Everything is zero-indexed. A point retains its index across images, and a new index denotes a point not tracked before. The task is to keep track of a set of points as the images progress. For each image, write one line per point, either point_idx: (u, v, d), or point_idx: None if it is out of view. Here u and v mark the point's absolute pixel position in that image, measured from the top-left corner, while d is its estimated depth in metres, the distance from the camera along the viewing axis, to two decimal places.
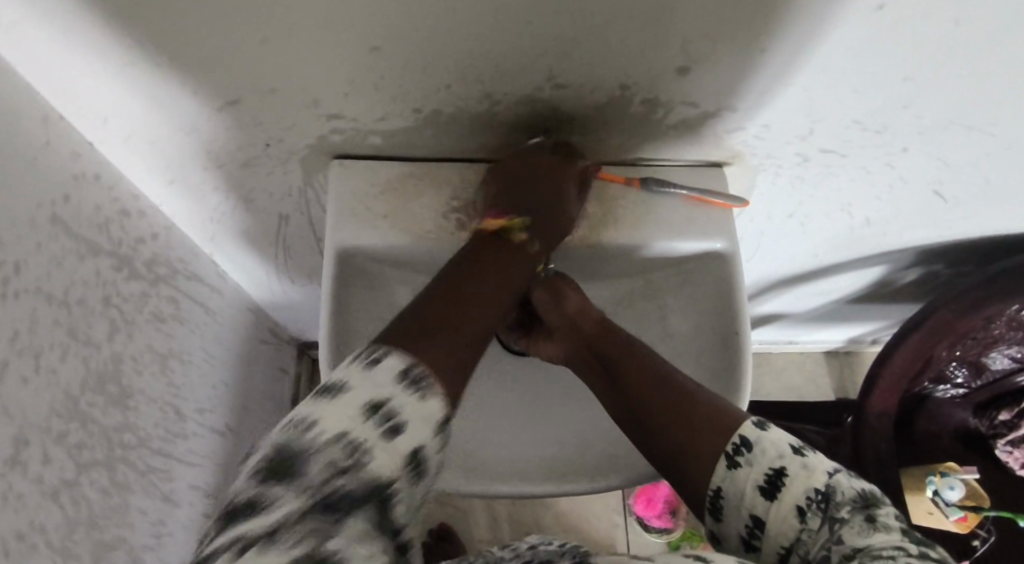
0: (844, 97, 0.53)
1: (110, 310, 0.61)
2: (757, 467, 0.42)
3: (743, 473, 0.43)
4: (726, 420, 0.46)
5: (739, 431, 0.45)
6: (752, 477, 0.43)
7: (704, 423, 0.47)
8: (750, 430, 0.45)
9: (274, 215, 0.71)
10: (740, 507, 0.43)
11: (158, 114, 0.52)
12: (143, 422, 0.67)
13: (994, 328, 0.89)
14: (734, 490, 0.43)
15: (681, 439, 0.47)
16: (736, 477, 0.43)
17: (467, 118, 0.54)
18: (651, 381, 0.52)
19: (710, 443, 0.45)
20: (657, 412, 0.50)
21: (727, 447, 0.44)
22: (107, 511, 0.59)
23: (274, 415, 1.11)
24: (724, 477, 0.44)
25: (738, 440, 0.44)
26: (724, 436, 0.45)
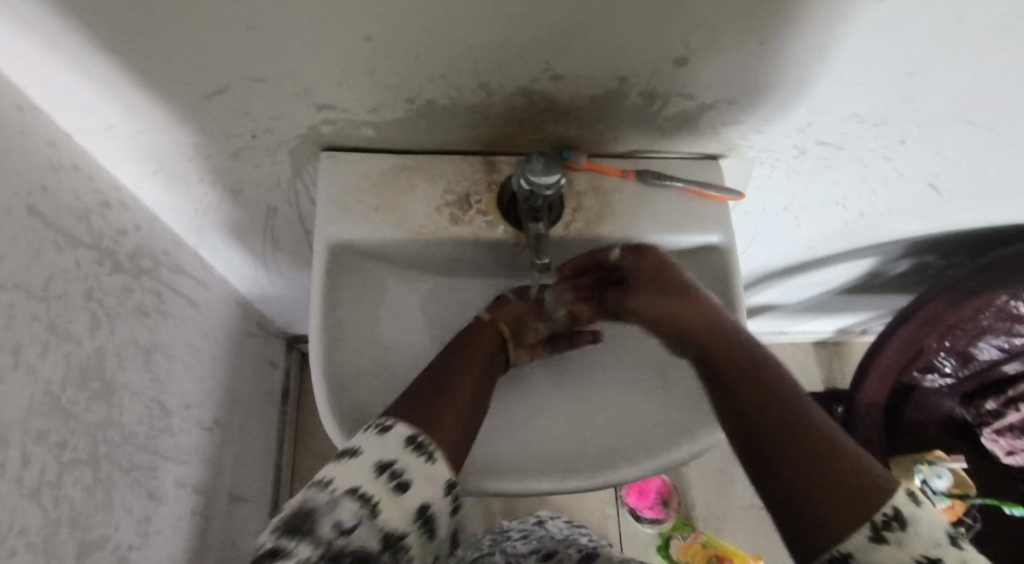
0: (843, 90, 0.52)
1: (92, 304, 0.59)
2: (911, 551, 0.36)
3: (890, 550, 0.36)
4: (874, 486, 0.38)
5: (892, 502, 0.37)
6: (899, 558, 0.36)
7: (848, 479, 0.39)
8: (905, 504, 0.37)
9: (263, 208, 0.69)
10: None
11: (140, 104, 0.50)
12: (127, 418, 0.65)
13: (983, 319, 0.89)
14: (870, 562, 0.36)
15: (812, 476, 0.40)
16: (878, 552, 0.36)
17: (461, 109, 0.53)
18: (774, 416, 0.43)
19: (850, 504, 0.38)
20: (785, 442, 0.42)
21: (876, 514, 0.37)
22: (90, 510, 0.58)
23: (262, 409, 1.10)
24: (860, 544, 0.36)
25: (891, 512, 0.37)
26: (869, 501, 0.37)
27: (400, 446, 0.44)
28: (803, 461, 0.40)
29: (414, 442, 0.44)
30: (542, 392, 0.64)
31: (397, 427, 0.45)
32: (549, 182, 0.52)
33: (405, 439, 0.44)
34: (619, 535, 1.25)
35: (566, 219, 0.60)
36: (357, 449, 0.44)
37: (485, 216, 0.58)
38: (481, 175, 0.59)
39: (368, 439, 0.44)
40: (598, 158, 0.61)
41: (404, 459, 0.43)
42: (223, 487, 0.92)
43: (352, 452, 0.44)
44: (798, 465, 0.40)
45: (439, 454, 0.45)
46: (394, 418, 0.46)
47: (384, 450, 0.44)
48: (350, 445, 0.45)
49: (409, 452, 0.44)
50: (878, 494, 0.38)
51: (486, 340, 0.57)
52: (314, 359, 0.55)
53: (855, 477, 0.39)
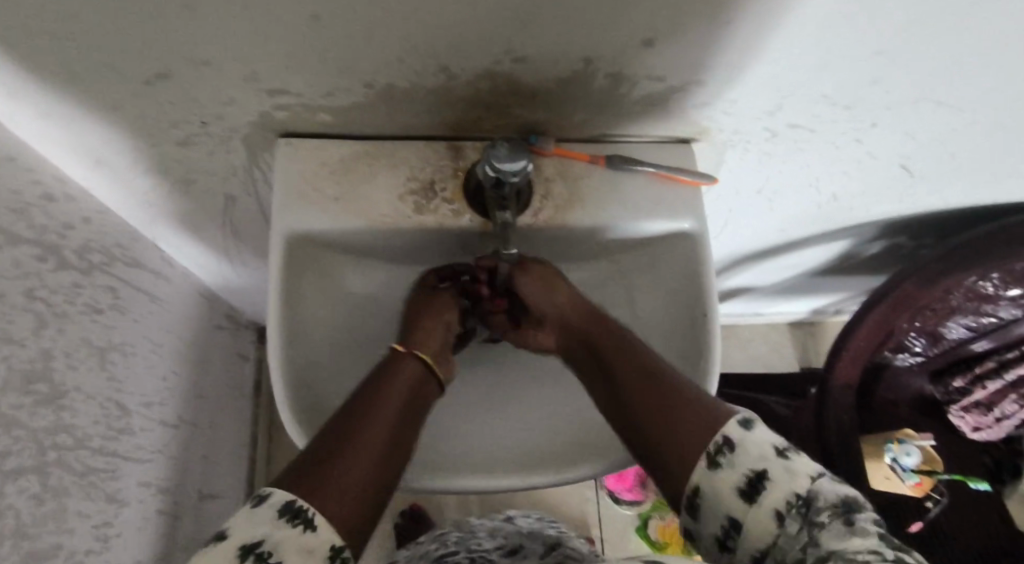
0: (813, 71, 0.51)
1: (35, 304, 0.56)
2: (739, 469, 0.40)
3: (722, 476, 0.40)
4: (712, 415, 0.44)
5: (722, 431, 0.42)
6: (731, 479, 0.40)
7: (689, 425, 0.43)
8: (733, 429, 0.42)
9: (220, 197, 0.66)
10: (715, 507, 0.41)
11: (75, 91, 0.47)
12: (80, 420, 0.62)
13: (952, 299, 0.89)
14: (711, 490, 0.41)
15: (662, 423, 0.45)
16: (716, 481, 0.41)
17: (422, 92, 0.50)
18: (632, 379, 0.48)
19: (697, 439, 0.42)
20: (643, 400, 0.47)
21: (711, 446, 0.42)
22: (40, 518, 0.55)
23: (232, 402, 1.07)
24: (705, 476, 0.41)
25: (721, 440, 0.42)
26: (710, 432, 0.42)
27: (273, 519, 0.35)
28: (659, 413, 0.45)
29: (291, 510, 0.36)
30: (512, 384, 0.63)
31: (275, 493, 0.36)
32: (516, 168, 0.50)
33: (279, 509, 0.36)
34: (597, 518, 1.26)
35: (535, 206, 0.58)
36: (224, 530, 0.35)
37: (451, 204, 0.56)
38: (446, 161, 0.57)
39: (237, 515, 0.36)
40: (567, 143, 0.59)
41: (276, 535, 0.34)
42: (191, 485, 0.90)
43: (218, 536, 0.35)
44: (656, 416, 0.45)
45: (322, 517, 0.36)
46: (274, 486, 0.37)
47: (253, 528, 0.35)
48: (215, 529, 0.36)
49: (283, 523, 0.35)
50: (714, 423, 0.43)
51: (406, 376, 0.49)
52: (272, 356, 0.52)
53: (698, 413, 0.44)
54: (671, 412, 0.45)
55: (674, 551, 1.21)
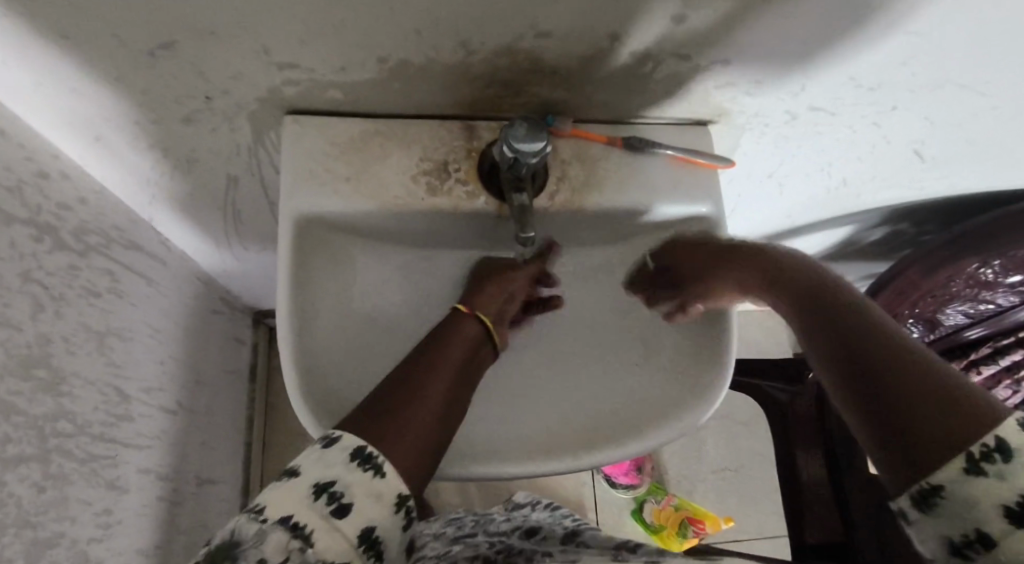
0: (840, 50, 0.49)
1: (31, 286, 0.54)
2: (1015, 485, 0.30)
3: (981, 486, 0.31)
4: (975, 402, 0.34)
5: (994, 428, 0.32)
6: (998, 494, 0.31)
7: (947, 403, 0.34)
8: (1012, 433, 0.31)
9: (222, 177, 0.64)
10: (960, 512, 0.32)
11: (73, 62, 0.45)
12: (80, 407, 0.61)
13: (953, 286, 0.85)
14: (960, 495, 0.32)
15: (915, 400, 0.35)
16: (970, 486, 0.31)
17: (438, 69, 0.48)
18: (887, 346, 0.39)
19: (941, 427, 0.33)
20: (880, 364, 0.38)
21: (968, 445, 0.32)
22: (42, 507, 0.54)
23: (229, 388, 1.05)
24: (952, 477, 0.32)
25: (994, 443, 0.31)
26: (965, 421, 0.33)
27: (342, 462, 0.37)
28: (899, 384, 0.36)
29: (360, 456, 0.37)
30: (523, 370, 0.62)
31: (344, 439, 0.38)
32: (535, 149, 0.48)
33: (348, 453, 0.37)
34: (595, 502, 1.26)
35: (551, 189, 0.56)
36: (296, 467, 0.37)
37: (466, 185, 0.55)
38: (460, 141, 0.55)
39: (310, 455, 0.37)
40: (583, 124, 0.58)
41: (345, 477, 0.36)
42: (191, 470, 0.88)
43: (291, 473, 0.37)
44: (894, 385, 0.36)
45: (389, 468, 0.38)
46: (342, 430, 0.39)
47: (324, 468, 0.36)
48: (291, 463, 0.38)
49: (354, 468, 0.37)
50: (978, 414, 0.33)
51: (466, 333, 0.50)
52: (284, 342, 0.51)
53: (955, 397, 0.34)
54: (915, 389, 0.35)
55: (671, 535, 1.22)
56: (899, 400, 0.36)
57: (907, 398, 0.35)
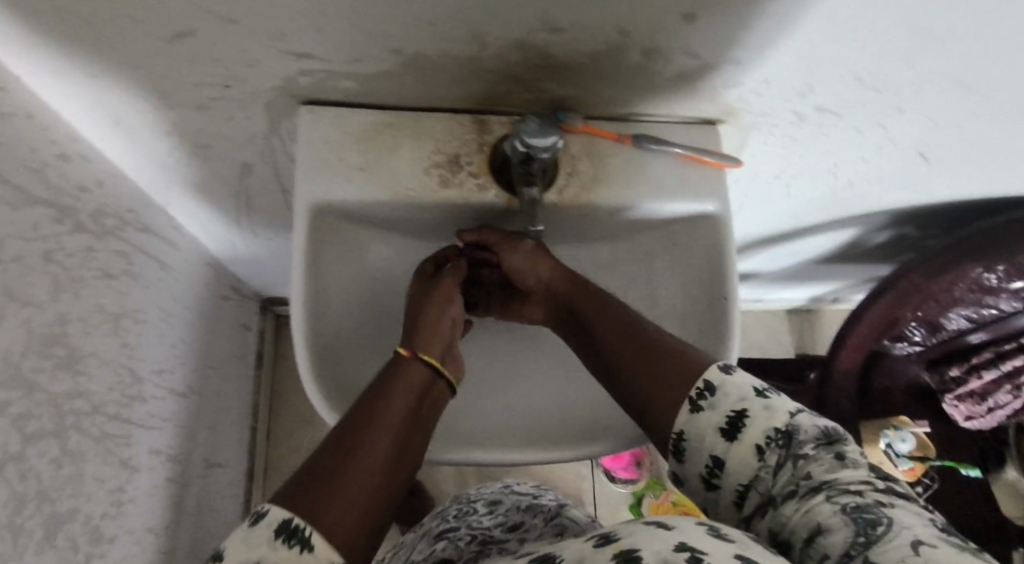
0: (850, 51, 0.50)
1: (52, 267, 0.55)
2: (720, 411, 0.42)
3: (705, 418, 0.42)
4: (686, 365, 0.45)
5: (704, 376, 0.44)
6: (714, 419, 0.42)
7: (669, 371, 0.45)
8: (715, 375, 0.44)
9: (236, 164, 0.65)
10: (701, 447, 0.42)
11: (97, 47, 0.46)
12: (95, 386, 0.62)
13: (956, 290, 0.87)
14: (695, 431, 0.42)
15: (650, 379, 0.46)
16: (698, 421, 0.42)
17: (452, 62, 0.49)
18: (620, 333, 0.50)
19: (674, 392, 0.44)
20: (619, 353, 0.49)
21: (691, 395, 0.43)
22: (59, 482, 0.55)
23: (237, 373, 1.07)
24: (687, 422, 0.43)
25: (702, 385, 0.43)
26: (685, 383, 0.44)
27: (267, 539, 0.34)
28: (637, 359, 0.47)
29: (286, 530, 0.35)
30: (530, 362, 0.63)
31: (270, 512, 0.35)
32: (546, 144, 0.49)
33: (275, 528, 0.35)
34: (593, 495, 1.28)
35: (560, 183, 0.57)
36: (223, 551, 0.35)
37: (477, 178, 0.56)
38: (472, 135, 0.56)
39: (236, 535, 0.35)
40: (594, 121, 0.59)
41: (270, 557, 0.34)
42: (199, 453, 0.90)
43: (217, 559, 0.35)
44: (637, 363, 0.47)
45: (318, 540, 0.35)
46: (269, 502, 0.36)
47: (249, 548, 0.34)
48: (219, 546, 0.35)
49: (278, 544, 0.34)
50: (693, 373, 0.44)
51: (413, 378, 0.47)
52: (297, 327, 0.53)
53: (676, 364, 0.45)
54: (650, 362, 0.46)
55: None
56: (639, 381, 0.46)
57: (646, 377, 0.46)
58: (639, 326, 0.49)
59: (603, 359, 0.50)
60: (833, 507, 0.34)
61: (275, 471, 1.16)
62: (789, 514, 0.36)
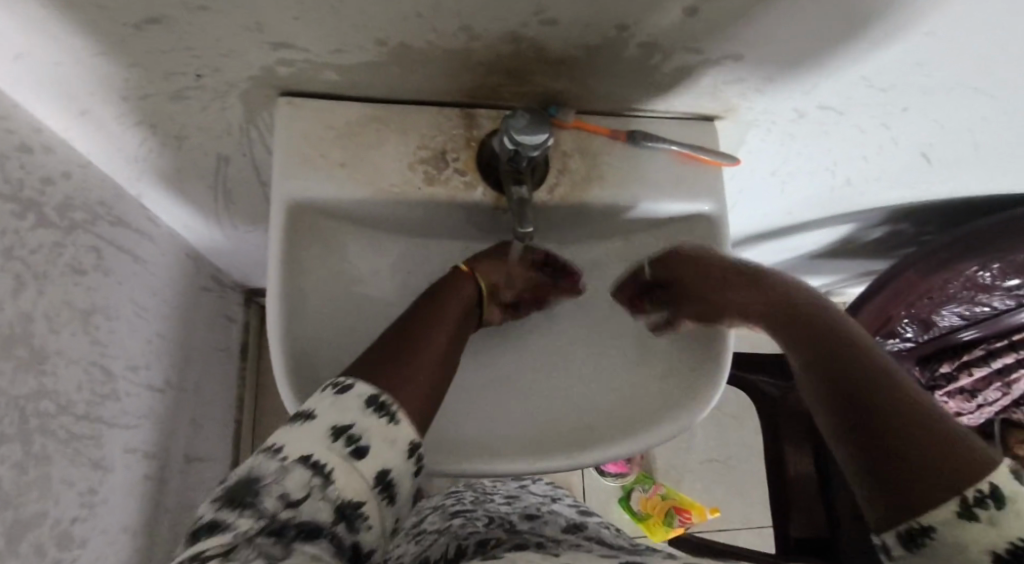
0: (857, 49, 0.48)
1: (13, 263, 0.52)
2: (1005, 533, 0.33)
3: (975, 530, 0.33)
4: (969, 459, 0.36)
5: (990, 478, 0.34)
6: (987, 537, 0.33)
7: (941, 455, 0.36)
8: (1005, 481, 0.34)
9: (212, 155, 0.62)
10: (954, 553, 0.34)
11: (56, 33, 0.42)
12: (62, 387, 0.59)
13: (951, 288, 0.85)
14: (951, 539, 0.34)
15: (910, 450, 0.37)
16: (967, 532, 0.33)
17: (439, 54, 0.47)
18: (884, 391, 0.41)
19: (946, 473, 0.35)
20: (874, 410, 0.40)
21: (967, 492, 0.34)
22: (24, 487, 0.53)
23: (219, 367, 1.05)
24: (943, 521, 0.34)
25: (987, 489, 0.34)
26: (960, 476, 0.35)
27: (358, 408, 0.38)
28: (887, 416, 0.39)
29: (375, 403, 0.38)
30: (516, 363, 0.60)
31: (356, 386, 0.39)
32: (536, 142, 0.47)
33: (364, 400, 0.38)
34: (582, 490, 1.26)
35: (551, 182, 0.55)
36: (311, 411, 0.38)
37: (463, 175, 0.53)
38: (459, 129, 0.53)
39: (322, 398, 0.38)
40: (587, 115, 0.56)
41: (363, 421, 0.37)
42: (178, 449, 0.88)
43: (305, 416, 0.37)
44: (889, 425, 0.39)
45: (402, 416, 0.39)
46: (351, 377, 0.40)
47: (340, 412, 0.37)
48: (302, 407, 0.38)
49: (369, 413, 0.38)
50: (980, 466, 0.35)
51: (464, 294, 0.52)
52: (271, 328, 0.50)
53: (948, 442, 0.37)
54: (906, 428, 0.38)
55: (658, 524, 1.23)
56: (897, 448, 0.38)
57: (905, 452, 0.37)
58: (886, 376, 0.42)
59: (852, 410, 0.42)
60: None
61: None
62: None
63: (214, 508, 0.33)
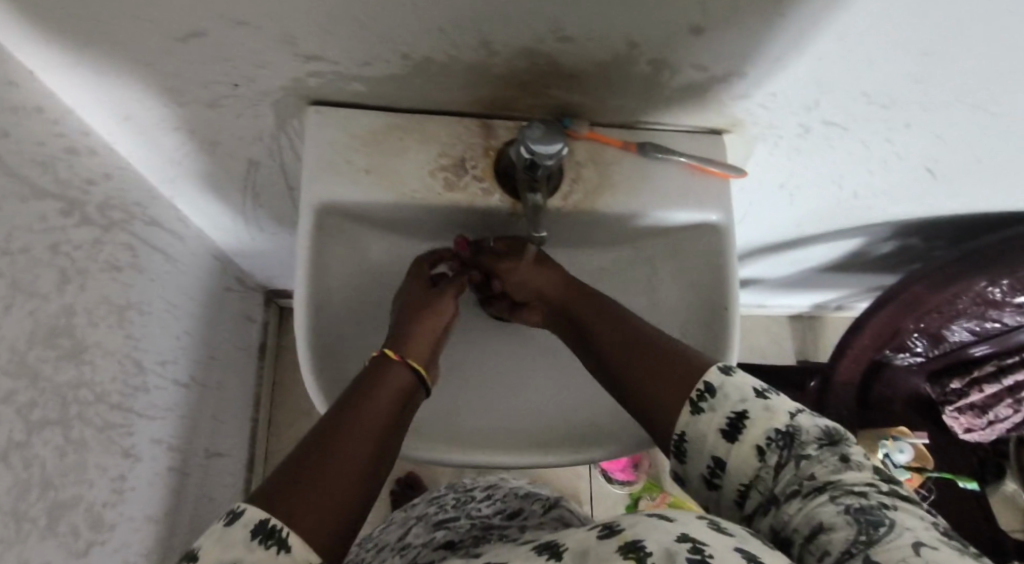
0: (857, 66, 0.50)
1: (60, 259, 0.56)
2: (721, 414, 0.42)
3: (706, 420, 0.42)
4: (691, 368, 0.45)
5: (704, 378, 0.44)
6: (714, 420, 0.42)
7: (671, 372, 0.46)
8: (715, 375, 0.44)
9: (243, 160, 0.66)
10: (703, 447, 0.42)
11: (107, 45, 0.46)
12: (99, 376, 0.63)
13: (960, 303, 0.86)
14: (697, 433, 0.43)
15: (655, 381, 0.46)
16: (699, 422, 0.43)
17: (459, 68, 0.50)
18: (619, 336, 0.51)
19: (678, 384, 0.45)
20: (617, 359, 0.50)
21: (692, 394, 0.44)
22: (63, 469, 0.57)
23: (240, 364, 1.08)
24: (687, 423, 0.43)
25: (703, 386, 0.43)
26: (687, 384, 0.44)
27: (243, 542, 0.33)
28: (619, 358, 0.50)
29: (264, 530, 0.33)
30: (528, 363, 0.63)
31: (247, 511, 0.34)
32: (551, 152, 0.50)
33: (250, 529, 0.33)
34: (590, 495, 1.28)
35: (564, 190, 0.58)
36: (197, 549, 0.33)
37: (481, 183, 0.56)
38: (478, 139, 0.56)
39: (208, 533, 0.34)
40: (600, 128, 0.59)
41: (245, 560, 0.32)
42: (199, 443, 0.91)
43: (189, 558, 0.33)
44: (626, 364, 0.49)
45: (296, 541, 0.34)
46: (245, 502, 0.35)
47: (223, 549, 0.33)
48: (192, 545, 0.34)
49: (254, 545, 0.33)
50: (694, 372, 0.45)
51: (395, 381, 0.47)
52: (298, 323, 0.53)
53: (666, 362, 0.47)
54: (633, 360, 0.48)
55: None
56: (642, 385, 0.47)
57: (648, 382, 0.47)
58: (624, 318, 0.52)
59: (606, 361, 0.51)
60: (837, 507, 0.34)
61: (274, 461, 1.16)
62: (791, 514, 0.37)
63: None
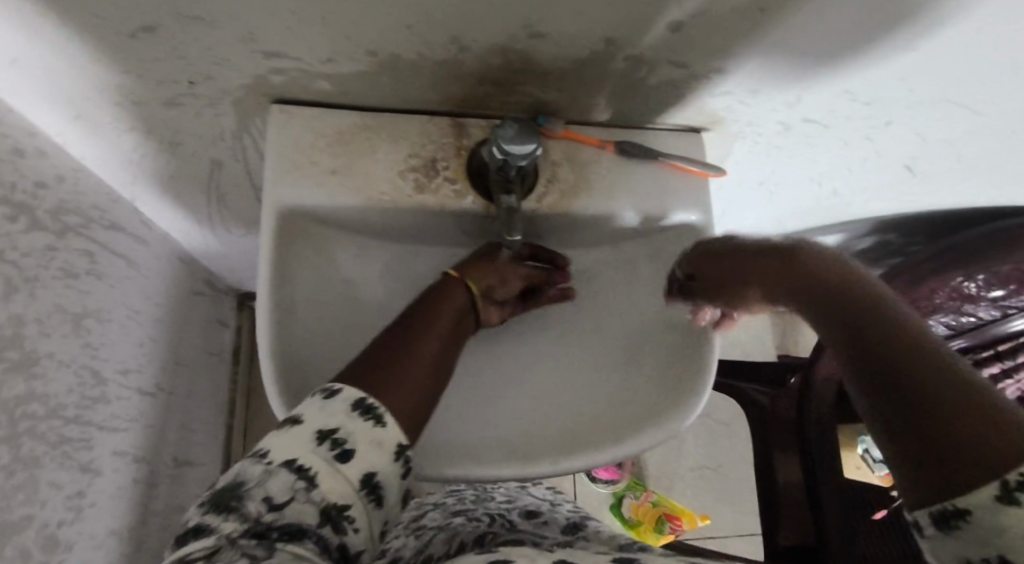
0: (839, 64, 0.49)
1: (5, 265, 0.52)
2: None
3: (1013, 514, 0.27)
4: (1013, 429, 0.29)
5: None
6: None
7: (973, 423, 0.29)
8: None
9: (205, 161, 0.63)
10: (984, 539, 0.27)
11: (48, 40, 0.43)
12: (52, 389, 0.60)
13: (937, 298, 0.82)
14: (986, 522, 0.27)
15: (945, 425, 0.30)
16: (999, 514, 0.27)
17: (429, 65, 0.47)
18: (909, 349, 0.34)
19: (985, 443, 0.29)
20: (903, 376, 0.33)
21: (1008, 475, 0.27)
22: (11, 490, 0.53)
23: (210, 369, 1.05)
24: (984, 503, 0.27)
25: None
26: (1005, 449, 0.28)
27: (346, 411, 0.39)
28: (910, 368, 0.33)
29: (361, 407, 0.39)
30: (506, 368, 0.61)
31: (343, 390, 0.40)
32: (524, 152, 0.47)
33: (351, 403, 0.39)
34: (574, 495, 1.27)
35: (540, 190, 0.56)
36: (298, 415, 0.39)
37: (453, 184, 0.54)
38: (450, 138, 0.54)
39: (308, 403, 0.39)
40: (577, 126, 0.57)
41: (349, 426, 0.38)
42: (167, 453, 0.88)
43: (292, 421, 0.38)
44: (914, 385, 0.33)
45: (390, 419, 0.40)
46: (338, 383, 0.41)
47: (327, 417, 0.38)
48: (291, 412, 0.39)
49: (356, 416, 0.39)
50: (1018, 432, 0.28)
51: (455, 301, 0.52)
52: (262, 332, 0.51)
53: (972, 409, 0.30)
54: (926, 376, 0.33)
55: (648, 530, 1.23)
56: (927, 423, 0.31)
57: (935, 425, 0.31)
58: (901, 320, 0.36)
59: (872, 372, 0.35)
60: None
61: None
62: None
63: (197, 518, 0.34)
